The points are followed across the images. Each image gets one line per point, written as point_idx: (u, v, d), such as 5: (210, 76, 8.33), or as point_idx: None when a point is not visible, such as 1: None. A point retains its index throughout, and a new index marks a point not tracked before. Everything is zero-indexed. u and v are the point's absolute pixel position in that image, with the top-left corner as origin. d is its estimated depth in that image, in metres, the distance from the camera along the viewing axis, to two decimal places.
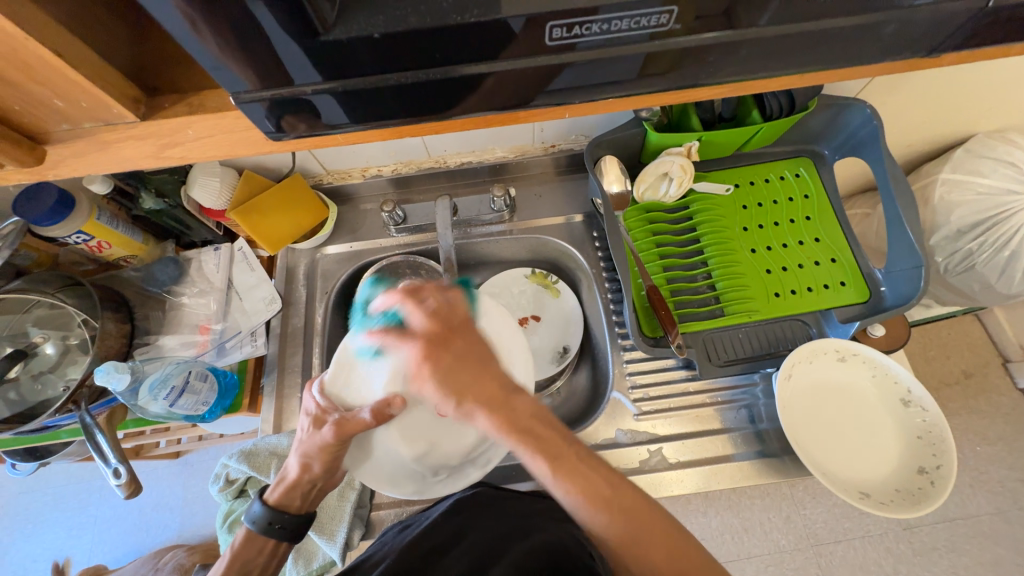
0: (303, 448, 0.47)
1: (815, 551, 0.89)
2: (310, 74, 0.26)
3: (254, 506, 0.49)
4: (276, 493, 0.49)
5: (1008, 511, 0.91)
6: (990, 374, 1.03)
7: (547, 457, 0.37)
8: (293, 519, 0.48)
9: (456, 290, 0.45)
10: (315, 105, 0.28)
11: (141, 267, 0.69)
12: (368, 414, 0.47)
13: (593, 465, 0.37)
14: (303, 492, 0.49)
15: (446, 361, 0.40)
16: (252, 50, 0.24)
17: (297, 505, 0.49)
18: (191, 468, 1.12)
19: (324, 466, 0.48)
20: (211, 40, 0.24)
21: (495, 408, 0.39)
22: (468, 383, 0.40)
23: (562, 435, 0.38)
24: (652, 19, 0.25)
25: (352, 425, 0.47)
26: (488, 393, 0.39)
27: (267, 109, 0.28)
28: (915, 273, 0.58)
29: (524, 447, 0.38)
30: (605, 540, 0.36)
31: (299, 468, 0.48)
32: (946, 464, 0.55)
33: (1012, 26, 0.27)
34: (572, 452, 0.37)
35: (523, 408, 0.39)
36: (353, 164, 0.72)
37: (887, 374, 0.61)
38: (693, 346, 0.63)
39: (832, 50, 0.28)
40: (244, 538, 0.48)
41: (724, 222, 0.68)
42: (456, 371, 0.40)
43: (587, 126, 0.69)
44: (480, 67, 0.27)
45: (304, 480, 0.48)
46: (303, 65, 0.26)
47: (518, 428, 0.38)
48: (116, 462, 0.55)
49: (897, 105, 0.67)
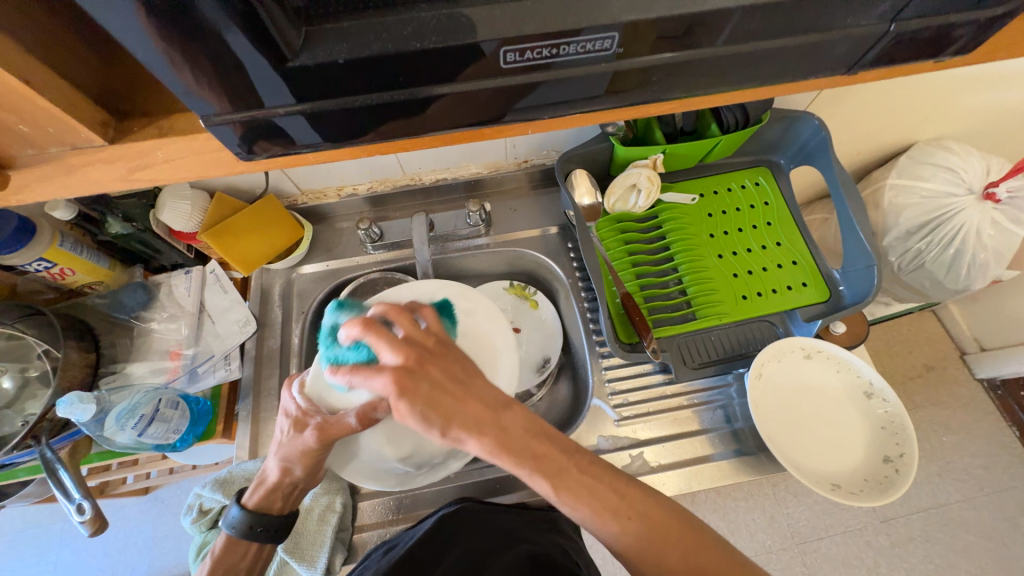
0: (284, 451, 0.49)
1: (800, 550, 0.90)
2: (277, 96, 0.27)
3: (233, 512, 0.50)
4: (254, 497, 0.51)
5: (975, 498, 0.96)
6: (949, 366, 1.09)
7: (546, 475, 0.39)
8: (274, 522, 0.50)
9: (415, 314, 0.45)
10: (286, 126, 0.29)
11: (107, 294, 0.67)
12: (352, 418, 0.49)
13: (597, 473, 0.40)
14: (283, 494, 0.51)
15: (424, 390, 0.41)
16: (217, 74, 0.25)
17: (278, 508, 0.51)
18: (161, 505, 1.07)
19: (304, 469, 0.50)
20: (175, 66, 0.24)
21: (486, 431, 0.40)
22: (453, 410, 0.41)
23: (559, 446, 0.41)
24: (596, 44, 0.27)
25: (334, 429, 0.49)
26: (475, 415, 0.41)
27: (235, 130, 0.29)
28: (868, 271, 0.62)
29: (522, 465, 0.39)
30: (620, 551, 0.39)
31: (279, 471, 0.50)
32: (909, 451, 0.58)
33: (918, 47, 0.30)
34: (574, 464, 0.40)
35: (514, 427, 0.41)
36: (328, 183, 0.72)
37: (850, 369, 0.64)
38: (668, 350, 0.65)
39: (763, 68, 0.30)
40: (224, 543, 0.50)
41: (692, 230, 0.71)
42: (437, 398, 0.41)
43: (557, 142, 0.72)
44: (443, 88, 0.28)
45: (285, 482, 0.50)
46: (273, 88, 0.26)
47: (518, 447, 0.40)
48: (80, 497, 0.52)
49: (843, 117, 0.72)
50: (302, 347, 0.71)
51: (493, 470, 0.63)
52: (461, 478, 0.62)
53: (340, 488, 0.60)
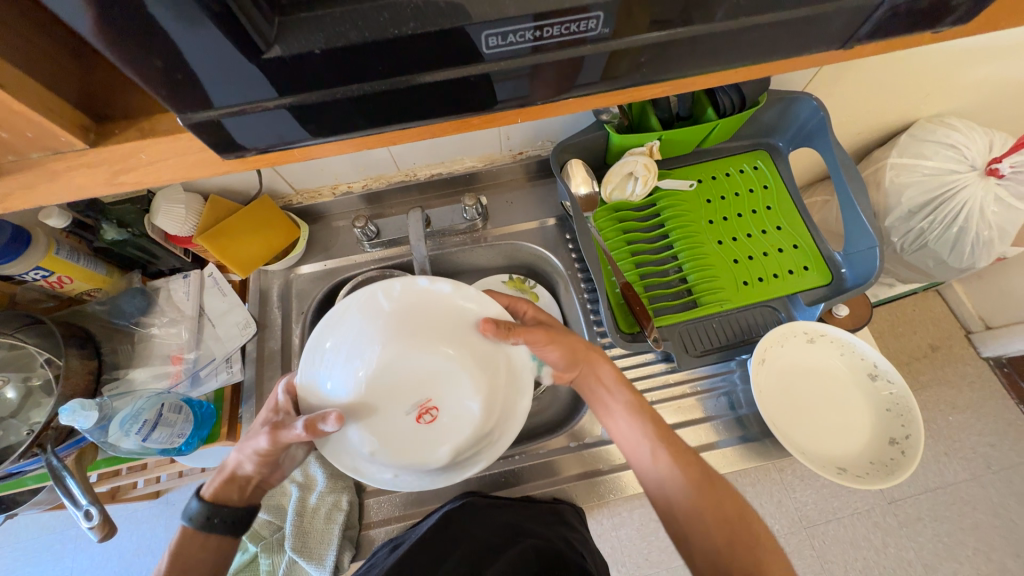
0: (242, 444, 0.52)
1: (808, 533, 0.91)
2: (257, 91, 0.26)
3: (192, 504, 0.50)
4: (211, 488, 0.51)
5: (983, 476, 0.95)
6: (954, 346, 1.08)
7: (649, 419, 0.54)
8: (231, 513, 0.50)
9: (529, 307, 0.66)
10: (270, 122, 0.29)
11: (106, 300, 0.67)
12: (301, 429, 0.48)
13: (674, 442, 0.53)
14: (240, 485, 0.52)
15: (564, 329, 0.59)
16: (196, 70, 0.24)
17: (234, 499, 0.51)
18: (172, 508, 1.08)
19: (255, 466, 0.52)
20: (151, 67, 0.24)
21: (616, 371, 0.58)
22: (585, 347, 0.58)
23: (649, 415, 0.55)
24: (581, 24, 0.26)
25: (283, 433, 0.49)
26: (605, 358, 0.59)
27: (220, 128, 0.28)
28: (870, 253, 0.61)
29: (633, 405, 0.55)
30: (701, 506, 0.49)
31: (236, 462, 0.52)
32: (914, 433, 0.58)
33: (915, 17, 0.29)
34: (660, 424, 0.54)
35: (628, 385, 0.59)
36: (322, 181, 0.72)
37: (853, 352, 0.63)
38: (670, 338, 0.65)
39: (753, 47, 0.30)
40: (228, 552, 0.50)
41: (690, 217, 0.70)
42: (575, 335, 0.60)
43: (552, 131, 0.71)
44: (427, 76, 0.28)
45: (240, 473, 0.52)
46: (257, 84, 0.26)
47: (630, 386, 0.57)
48: (87, 504, 0.52)
49: (842, 96, 0.71)
50: (302, 346, 0.71)
51: (497, 464, 0.63)
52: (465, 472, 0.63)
53: (345, 486, 0.60)
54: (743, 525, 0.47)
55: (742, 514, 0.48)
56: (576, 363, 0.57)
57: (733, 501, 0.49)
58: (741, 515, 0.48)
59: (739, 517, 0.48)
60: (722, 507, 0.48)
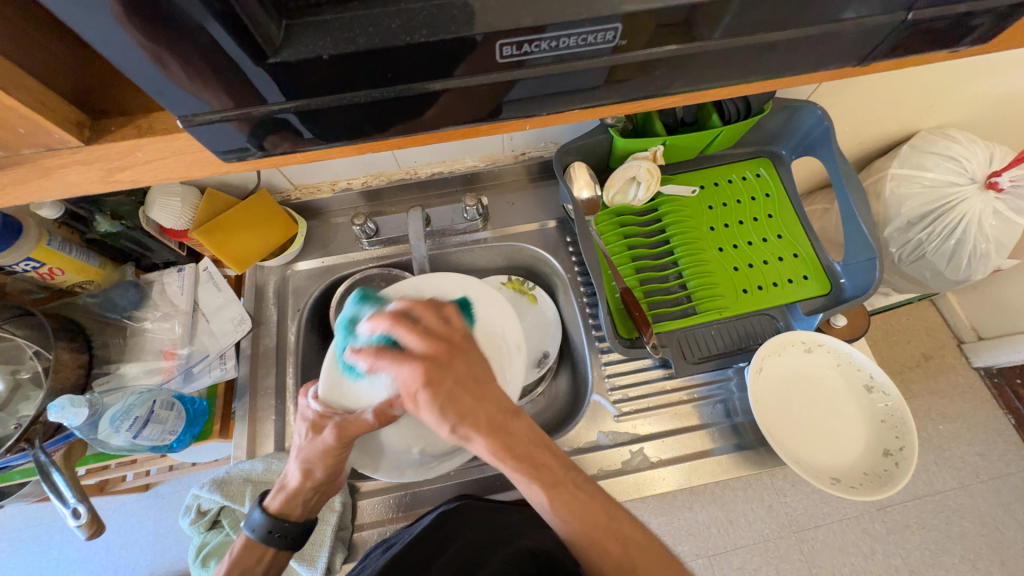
0: (305, 454, 0.49)
1: (797, 538, 0.91)
2: (265, 93, 0.26)
3: (255, 516, 0.50)
4: (276, 501, 0.51)
5: (971, 485, 0.96)
6: (947, 355, 1.09)
7: (543, 484, 0.42)
8: (292, 528, 0.50)
9: (450, 309, 0.47)
10: (280, 123, 0.28)
11: (98, 292, 0.65)
12: (371, 415, 0.50)
13: (587, 490, 0.43)
14: (304, 499, 0.51)
15: (448, 384, 0.42)
16: (198, 71, 0.24)
17: (298, 514, 0.51)
18: (162, 501, 1.07)
19: (326, 471, 0.50)
20: (150, 68, 0.23)
21: (496, 433, 0.42)
22: (468, 409, 0.42)
23: (554, 461, 0.43)
24: (599, 35, 0.26)
25: (353, 426, 0.50)
26: (486, 420, 0.42)
27: (232, 128, 0.28)
28: (870, 264, 0.61)
29: (521, 472, 0.42)
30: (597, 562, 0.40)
31: (300, 474, 0.50)
32: (908, 445, 0.58)
33: (934, 36, 0.29)
34: (569, 478, 0.43)
35: (518, 434, 0.43)
36: (321, 178, 0.71)
37: (850, 362, 0.63)
38: (668, 345, 0.65)
39: (771, 61, 0.29)
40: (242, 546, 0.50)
41: (692, 223, 0.70)
42: (458, 396, 0.42)
43: (555, 133, 0.70)
44: (436, 84, 0.27)
45: (306, 487, 0.50)
46: (265, 84, 0.25)
47: (514, 452, 0.42)
48: (75, 501, 0.52)
49: (847, 106, 0.70)
50: (298, 345, 0.70)
51: (492, 467, 0.63)
52: (460, 475, 0.62)
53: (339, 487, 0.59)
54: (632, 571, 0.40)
55: (636, 537, 0.41)
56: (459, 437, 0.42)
57: (628, 537, 0.41)
58: (636, 544, 0.41)
59: (631, 555, 0.40)
60: (605, 552, 0.40)
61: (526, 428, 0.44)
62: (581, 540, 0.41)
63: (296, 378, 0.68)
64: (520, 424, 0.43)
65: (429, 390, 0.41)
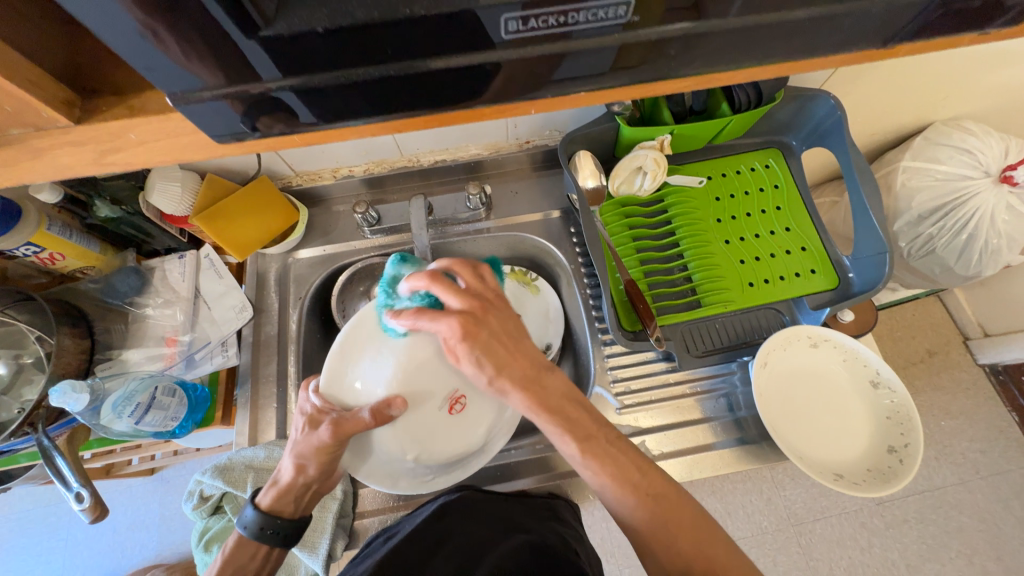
0: (298, 449, 0.49)
1: (796, 530, 0.92)
2: (262, 69, 0.25)
3: (247, 513, 0.50)
4: (268, 498, 0.51)
5: (971, 481, 0.96)
6: (952, 351, 1.08)
7: (577, 439, 0.41)
8: (285, 524, 0.50)
9: (485, 266, 0.46)
10: (276, 103, 0.27)
11: (99, 278, 0.65)
12: (367, 415, 0.49)
13: (622, 447, 0.42)
14: (296, 496, 0.51)
15: (486, 337, 0.41)
16: (186, 44, 0.23)
17: (290, 511, 0.51)
18: (167, 484, 1.08)
19: (319, 467, 0.50)
20: (135, 45, 0.22)
21: (530, 386, 0.42)
22: (505, 359, 0.42)
23: (590, 416, 0.42)
24: (610, 11, 0.25)
25: (347, 427, 0.49)
26: (522, 372, 0.42)
27: (226, 108, 0.27)
28: (879, 259, 0.60)
29: (554, 425, 0.41)
30: (631, 525, 0.40)
31: (293, 470, 0.50)
32: (914, 442, 0.58)
33: (962, 16, 0.28)
34: (602, 434, 0.42)
35: (552, 388, 0.43)
36: (323, 164, 0.70)
37: (857, 358, 0.62)
38: (672, 338, 0.64)
39: (791, 42, 0.28)
40: (235, 542, 0.50)
41: (699, 215, 0.69)
42: (493, 349, 0.41)
43: (561, 121, 0.69)
44: (439, 63, 0.26)
45: (298, 483, 0.50)
46: (264, 59, 0.24)
47: (549, 405, 0.41)
48: (77, 486, 0.52)
49: (861, 95, 0.69)
50: (299, 333, 0.69)
51: (493, 458, 0.63)
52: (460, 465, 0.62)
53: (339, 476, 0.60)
54: (663, 534, 0.39)
55: (669, 497, 0.40)
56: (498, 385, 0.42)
57: (670, 497, 0.40)
58: (669, 503, 0.40)
59: (662, 513, 0.39)
60: (637, 514, 0.40)
61: (561, 383, 0.43)
62: (614, 497, 0.40)
63: (298, 366, 0.68)
64: (554, 377, 0.43)
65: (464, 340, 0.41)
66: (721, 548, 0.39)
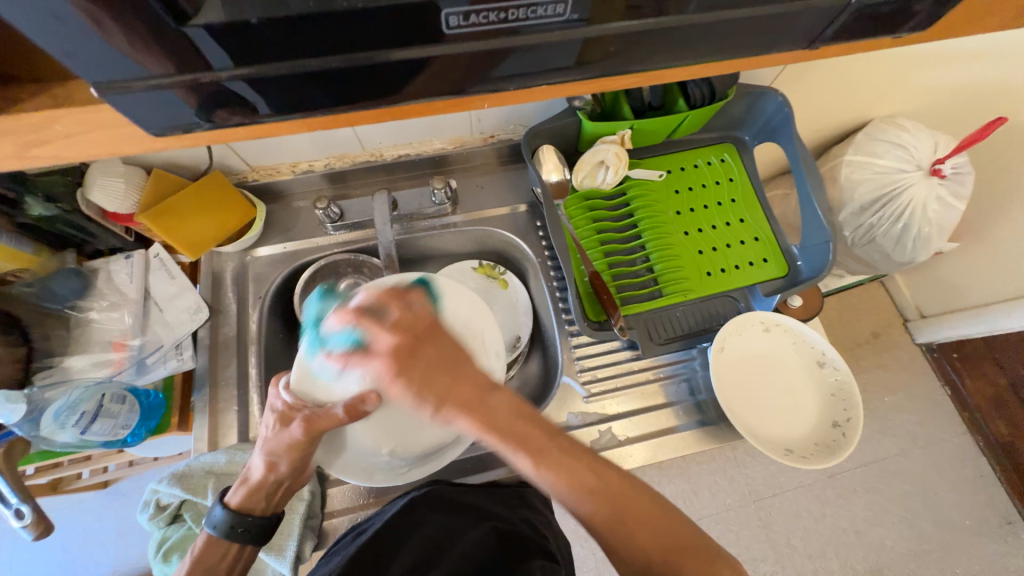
0: (269, 446, 0.48)
1: (757, 506, 0.97)
2: (212, 59, 0.24)
3: (216, 512, 0.49)
4: (238, 496, 0.49)
5: (910, 451, 1.04)
6: (893, 333, 1.17)
7: (529, 453, 0.40)
8: (256, 522, 0.49)
9: (410, 298, 0.48)
10: (225, 91, 0.26)
11: (35, 282, 0.60)
12: (340, 410, 0.48)
13: (576, 454, 0.41)
14: (267, 493, 0.50)
15: (419, 371, 0.42)
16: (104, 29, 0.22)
17: (261, 509, 0.50)
18: (123, 498, 1.03)
19: (291, 465, 0.49)
20: (50, 33, 0.21)
21: (473, 409, 0.41)
22: (444, 388, 0.42)
23: (540, 427, 0.41)
24: (549, 9, 0.25)
25: (321, 422, 0.48)
26: (464, 396, 0.42)
27: (175, 97, 0.26)
28: (824, 247, 0.64)
29: (504, 442, 0.40)
30: (593, 524, 0.41)
31: (264, 467, 0.48)
32: (855, 416, 0.62)
33: (878, 20, 0.30)
34: (555, 445, 0.41)
35: (501, 407, 0.42)
36: (281, 158, 0.68)
37: (804, 340, 0.67)
38: (636, 326, 0.66)
39: (729, 41, 0.29)
40: (205, 542, 0.48)
41: (659, 207, 0.71)
42: (432, 379, 0.42)
43: (524, 115, 0.70)
44: (391, 54, 0.26)
45: (269, 480, 0.49)
46: (213, 47, 0.24)
47: (496, 424, 0.41)
48: (17, 502, 0.51)
49: (806, 93, 0.73)
50: (261, 333, 0.67)
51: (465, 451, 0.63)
52: None
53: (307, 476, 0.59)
54: (622, 525, 0.40)
55: (627, 495, 0.41)
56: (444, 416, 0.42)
57: (627, 488, 0.41)
58: (627, 500, 0.40)
59: (620, 508, 0.40)
60: (597, 514, 0.40)
61: (510, 399, 0.42)
62: (574, 503, 0.40)
63: (260, 368, 0.65)
64: (499, 397, 0.42)
65: (398, 373, 0.42)
66: (674, 533, 0.40)
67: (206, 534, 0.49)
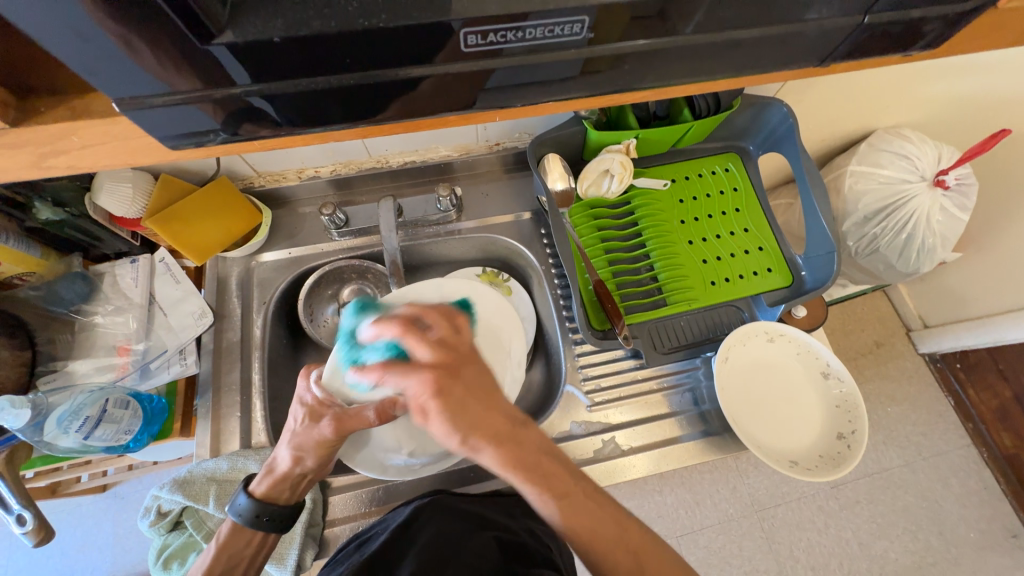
0: (297, 441, 0.48)
1: (760, 516, 0.96)
2: (234, 74, 0.25)
3: (240, 500, 0.49)
4: (263, 485, 0.49)
5: (915, 462, 1.03)
6: (896, 342, 1.16)
7: (554, 495, 0.40)
8: (281, 511, 0.49)
9: (459, 318, 0.47)
10: (246, 108, 0.27)
11: (41, 285, 0.60)
12: (371, 414, 0.49)
13: (599, 501, 0.41)
14: (293, 483, 0.50)
15: (457, 392, 0.41)
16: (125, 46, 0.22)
17: (286, 498, 0.50)
18: (121, 502, 1.02)
19: (317, 460, 0.49)
20: (72, 49, 0.22)
21: (504, 443, 0.40)
22: (477, 418, 0.40)
23: (566, 469, 0.41)
24: (566, 28, 0.26)
25: (351, 421, 0.49)
26: (494, 429, 0.40)
27: (196, 112, 0.26)
28: (828, 258, 0.64)
29: (528, 481, 0.40)
30: None
31: (291, 460, 0.49)
32: (860, 428, 0.62)
33: (887, 40, 0.30)
34: (580, 487, 0.41)
35: (529, 442, 0.41)
36: (287, 165, 0.68)
37: (809, 351, 0.67)
38: (639, 336, 0.66)
39: (739, 58, 0.30)
40: (230, 531, 0.48)
41: (664, 216, 0.71)
42: (466, 405, 0.41)
43: (530, 124, 0.70)
44: (405, 71, 0.26)
45: (296, 472, 0.49)
46: (233, 63, 0.24)
47: (523, 463, 0.40)
48: (19, 508, 0.51)
49: (810, 104, 0.73)
50: (264, 339, 0.67)
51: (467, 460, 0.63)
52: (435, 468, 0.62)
53: None
54: None
55: (648, 550, 0.40)
56: (472, 447, 0.40)
57: (648, 544, 0.40)
58: (649, 558, 0.39)
59: (644, 569, 0.38)
60: (616, 564, 0.39)
61: (536, 438, 0.42)
62: (594, 550, 0.39)
63: (262, 373, 0.65)
64: (530, 432, 0.41)
65: (439, 399, 0.40)
66: None
67: (229, 521, 0.49)
